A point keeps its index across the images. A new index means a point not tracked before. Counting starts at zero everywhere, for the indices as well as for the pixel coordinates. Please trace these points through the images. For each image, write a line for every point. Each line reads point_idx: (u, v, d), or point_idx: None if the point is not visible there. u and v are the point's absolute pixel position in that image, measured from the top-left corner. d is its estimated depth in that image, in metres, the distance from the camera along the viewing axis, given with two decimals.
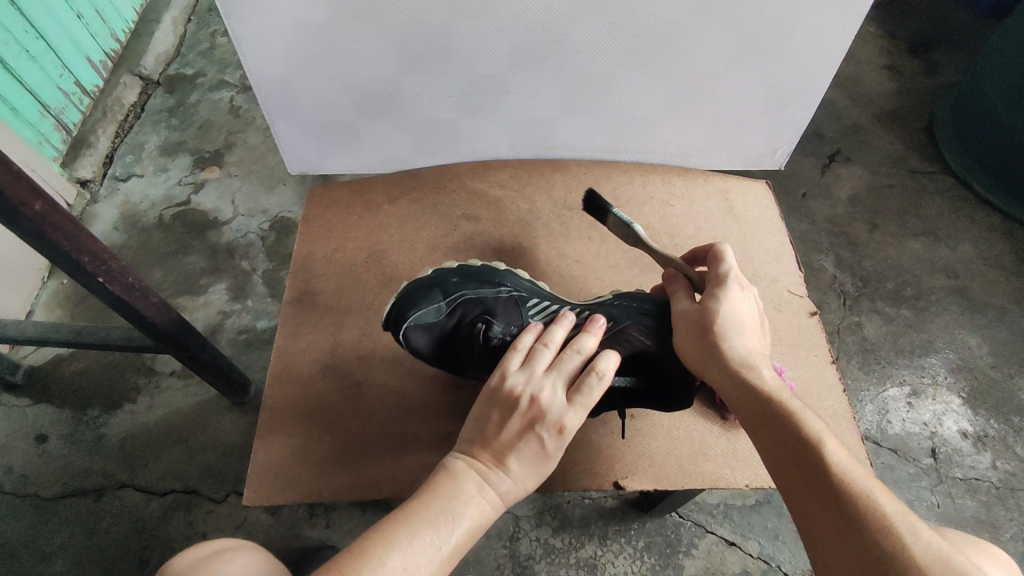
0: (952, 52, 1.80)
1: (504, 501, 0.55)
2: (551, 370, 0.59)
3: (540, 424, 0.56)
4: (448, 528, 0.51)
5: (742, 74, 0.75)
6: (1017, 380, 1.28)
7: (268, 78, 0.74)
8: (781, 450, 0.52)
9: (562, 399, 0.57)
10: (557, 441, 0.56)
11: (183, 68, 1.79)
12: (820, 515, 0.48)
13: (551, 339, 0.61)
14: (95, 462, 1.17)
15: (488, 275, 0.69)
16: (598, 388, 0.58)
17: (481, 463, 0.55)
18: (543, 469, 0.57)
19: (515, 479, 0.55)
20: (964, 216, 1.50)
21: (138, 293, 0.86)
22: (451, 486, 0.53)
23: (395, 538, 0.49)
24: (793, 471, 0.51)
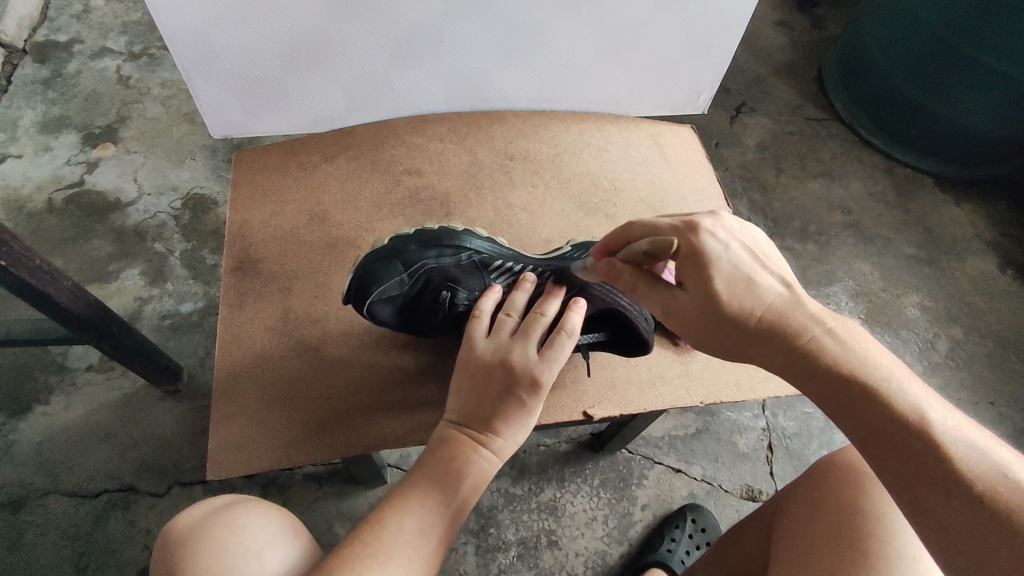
0: (834, 7, 1.95)
1: (500, 456, 0.59)
2: (519, 335, 0.61)
3: (517, 387, 0.59)
4: (452, 486, 0.57)
5: (665, 19, 0.78)
6: (903, 299, 1.45)
7: (181, 29, 0.68)
8: (849, 393, 0.49)
9: (534, 356, 0.60)
10: (536, 398, 0.59)
11: (53, 34, 1.59)
12: (884, 441, 0.47)
13: (512, 309, 0.63)
14: (9, 472, 1.07)
15: (447, 238, 0.65)
16: (568, 345, 0.60)
17: (471, 430, 0.59)
18: (531, 422, 0.61)
19: (504, 437, 0.58)
20: (854, 156, 1.66)
21: (47, 277, 0.78)
22: (447, 450, 0.58)
23: (407, 505, 0.55)
24: (864, 411, 0.48)
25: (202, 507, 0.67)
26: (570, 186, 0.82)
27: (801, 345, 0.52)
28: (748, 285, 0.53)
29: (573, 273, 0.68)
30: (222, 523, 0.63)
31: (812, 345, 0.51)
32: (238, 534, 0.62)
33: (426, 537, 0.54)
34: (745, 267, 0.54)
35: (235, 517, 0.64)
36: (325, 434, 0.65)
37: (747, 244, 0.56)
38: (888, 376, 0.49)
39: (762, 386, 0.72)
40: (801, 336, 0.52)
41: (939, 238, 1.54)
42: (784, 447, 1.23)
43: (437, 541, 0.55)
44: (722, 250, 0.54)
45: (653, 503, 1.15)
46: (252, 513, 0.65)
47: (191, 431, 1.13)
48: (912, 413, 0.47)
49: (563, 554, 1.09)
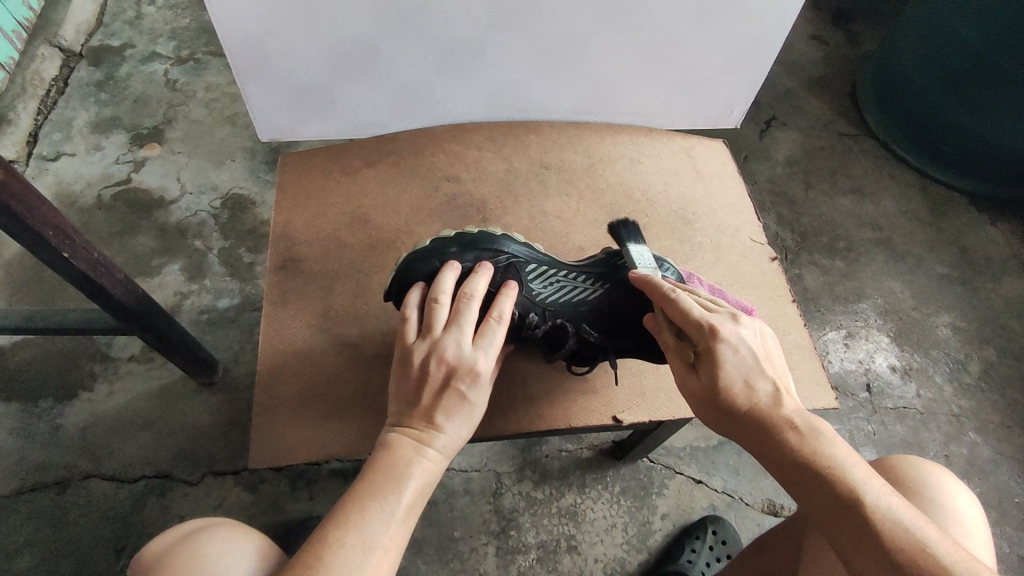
0: (869, 23, 1.94)
1: (445, 456, 0.55)
2: (450, 326, 0.59)
3: (455, 377, 0.56)
4: (395, 493, 0.51)
5: (703, 35, 0.80)
6: (934, 318, 1.43)
7: (239, 38, 0.72)
8: (816, 488, 0.51)
9: (468, 346, 0.58)
10: (477, 385, 0.57)
11: (107, 39, 1.67)
12: (851, 537, 0.48)
13: (440, 295, 0.61)
14: (53, 455, 1.11)
15: (486, 241, 0.67)
16: (498, 330, 0.60)
17: (413, 428, 0.55)
18: (474, 416, 0.57)
19: (448, 432, 0.55)
20: (886, 173, 1.65)
21: (102, 269, 0.82)
22: (388, 456, 0.53)
23: (348, 518, 0.49)
24: (832, 507, 0.50)
25: (168, 540, 0.63)
26: (603, 196, 0.84)
27: (775, 440, 0.54)
28: (745, 390, 0.56)
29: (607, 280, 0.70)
30: (186, 553, 0.59)
31: (781, 439, 0.54)
32: (200, 567, 0.57)
33: (368, 551, 0.48)
34: (750, 369, 0.57)
35: (197, 546, 0.60)
36: (360, 428, 0.68)
37: (754, 350, 0.58)
38: (851, 476, 0.50)
39: None
40: (772, 430, 0.54)
41: (973, 257, 1.52)
42: None
43: (383, 555, 0.49)
44: (732, 354, 0.57)
45: (673, 512, 1.15)
46: (215, 537, 0.60)
47: (225, 422, 1.17)
48: (874, 516, 0.48)
49: (582, 560, 1.10)
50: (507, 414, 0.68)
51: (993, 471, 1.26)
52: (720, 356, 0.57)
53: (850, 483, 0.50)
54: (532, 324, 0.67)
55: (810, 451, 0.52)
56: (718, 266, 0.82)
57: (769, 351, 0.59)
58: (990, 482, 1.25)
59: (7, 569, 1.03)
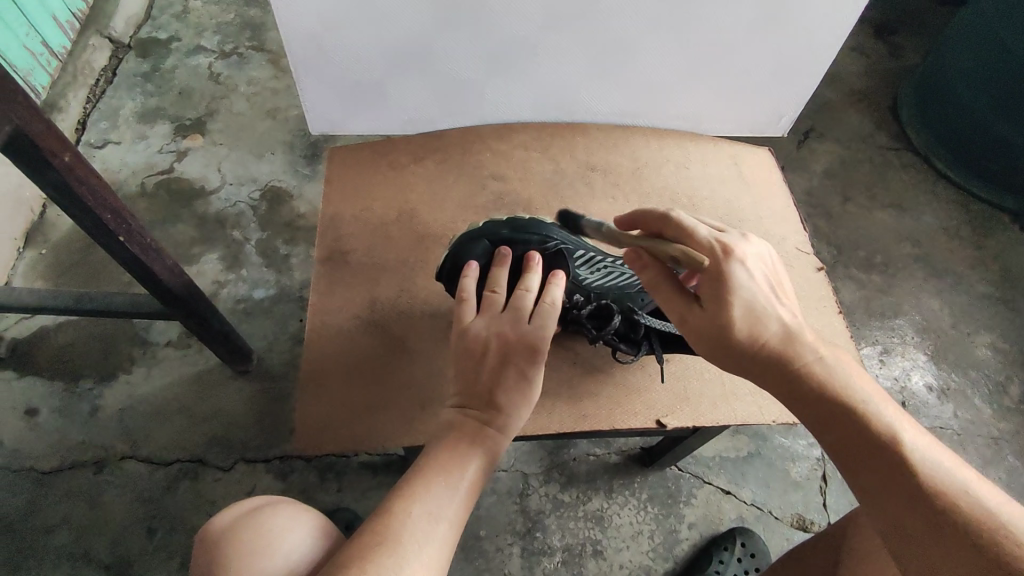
0: (912, 36, 1.91)
1: (505, 436, 0.56)
2: (507, 311, 0.60)
3: (515, 356, 0.57)
4: (459, 470, 0.53)
5: (757, 42, 0.79)
6: (974, 338, 1.40)
7: (299, 32, 0.73)
8: (840, 425, 0.51)
9: (526, 326, 0.59)
10: (534, 365, 0.57)
11: (155, 31, 1.71)
12: (882, 480, 0.48)
13: (496, 285, 0.63)
14: (92, 434, 1.14)
15: (535, 225, 0.68)
16: (552, 316, 0.60)
17: (474, 410, 0.56)
18: (533, 397, 0.58)
19: (509, 411, 0.56)
20: (926, 189, 1.62)
21: (154, 254, 0.84)
22: (451, 436, 0.55)
23: (415, 490, 0.51)
24: (860, 446, 0.50)
25: (231, 512, 0.65)
26: (649, 200, 0.84)
27: (796, 374, 0.54)
28: (758, 320, 0.56)
29: None
30: (250, 526, 0.61)
31: (803, 372, 0.54)
32: (265, 539, 0.60)
33: (435, 522, 0.50)
34: (763, 300, 0.57)
35: (262, 519, 0.62)
36: (407, 419, 0.68)
37: (766, 277, 0.59)
38: (879, 416, 0.51)
39: None
40: (796, 361, 0.55)
41: (1015, 277, 1.49)
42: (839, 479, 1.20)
43: (449, 527, 0.50)
44: (747, 279, 0.57)
45: (700, 522, 1.14)
46: (279, 513, 0.63)
47: (257, 410, 1.18)
48: (906, 453, 0.48)
49: (607, 565, 1.09)
50: (551, 413, 0.68)
51: None
52: (736, 281, 0.56)
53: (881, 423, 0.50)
54: (576, 304, 0.70)
55: (834, 384, 0.53)
56: None
57: (779, 284, 0.59)
58: None
59: (45, 544, 1.05)
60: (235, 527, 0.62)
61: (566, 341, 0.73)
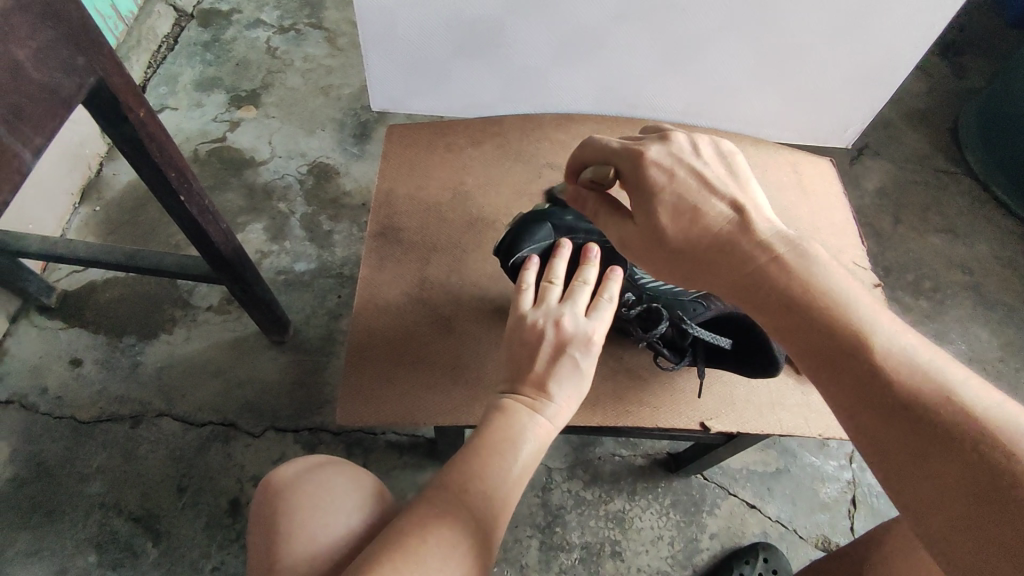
0: (979, 57, 1.85)
1: (555, 423, 0.56)
2: (565, 302, 0.60)
3: (570, 347, 0.57)
4: (510, 452, 0.54)
5: (835, 49, 0.77)
6: (1022, 373, 1.35)
7: (372, 8, 0.74)
8: (802, 315, 0.49)
9: (583, 319, 0.59)
10: (587, 357, 0.58)
11: (217, 3, 1.74)
12: (845, 375, 0.46)
13: (554, 275, 0.61)
14: (131, 389, 1.17)
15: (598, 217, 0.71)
16: (607, 311, 0.60)
17: (526, 396, 0.56)
18: (584, 389, 0.58)
19: (561, 400, 0.56)
20: (982, 216, 1.57)
21: (211, 216, 0.85)
22: (502, 419, 0.55)
23: (467, 469, 0.52)
24: (824, 337, 0.48)
25: (295, 464, 0.67)
26: None
27: (755, 267, 0.53)
28: (692, 214, 0.56)
29: None
30: (315, 482, 0.63)
31: (758, 265, 0.52)
32: (329, 498, 0.61)
33: (487, 500, 0.51)
34: (690, 194, 0.56)
35: (327, 479, 0.63)
36: (448, 397, 0.68)
37: (693, 167, 0.58)
38: (850, 306, 0.48)
39: None
40: (750, 259, 0.53)
41: None
42: (869, 504, 1.17)
43: (501, 506, 0.52)
44: (666, 176, 0.57)
45: (722, 533, 1.13)
46: (343, 475, 0.64)
47: (291, 381, 1.20)
48: (880, 353, 0.45)
49: (625, 567, 1.08)
50: (594, 405, 0.67)
51: None
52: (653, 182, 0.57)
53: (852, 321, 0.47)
54: (626, 303, 0.67)
55: (796, 274, 0.51)
56: None
57: (714, 174, 0.58)
58: None
59: (79, 491, 1.08)
60: (299, 479, 0.64)
61: (613, 335, 0.73)
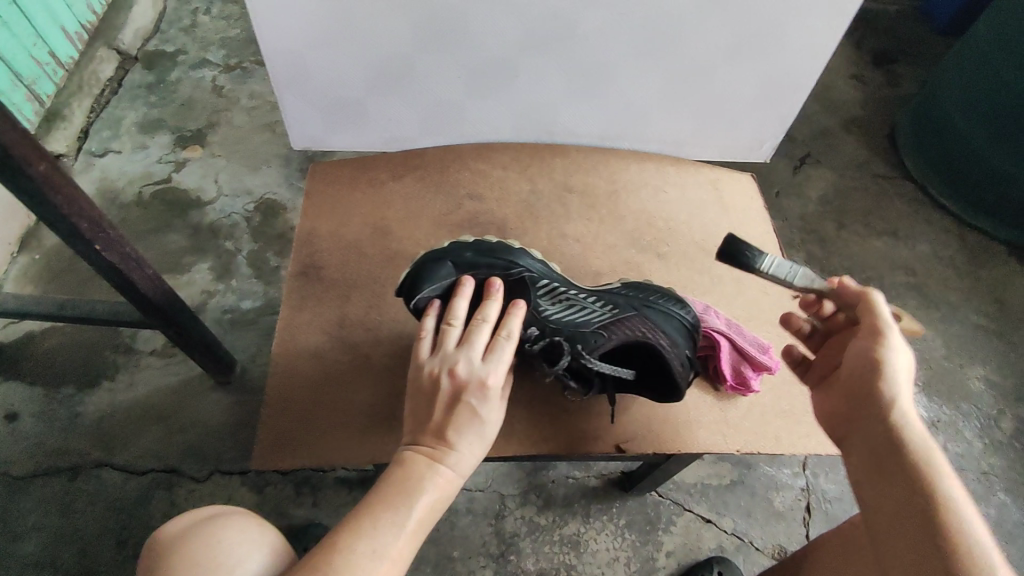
0: (912, 65, 1.91)
1: (457, 473, 0.55)
2: (461, 345, 0.60)
3: (467, 394, 0.58)
4: (406, 505, 0.52)
5: (739, 69, 0.79)
6: (967, 370, 1.38)
7: (279, 50, 0.74)
8: (884, 448, 0.56)
9: (479, 363, 0.59)
10: (486, 402, 0.58)
11: (162, 45, 1.75)
12: (897, 506, 0.52)
13: (453, 317, 0.62)
14: (70, 441, 1.14)
15: (501, 252, 0.69)
16: (507, 349, 0.61)
17: (426, 446, 0.56)
18: (487, 436, 0.58)
19: (461, 448, 0.56)
20: (922, 218, 1.61)
21: (133, 263, 0.85)
22: (401, 471, 0.54)
23: (359, 528, 0.51)
24: (893, 465, 0.54)
25: (189, 517, 0.66)
26: (624, 223, 0.83)
27: (873, 408, 0.58)
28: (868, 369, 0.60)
29: (616, 304, 0.68)
30: (201, 535, 0.62)
31: (874, 407, 0.58)
32: (212, 550, 0.60)
33: (377, 559, 0.49)
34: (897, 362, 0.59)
35: (215, 531, 0.62)
36: (365, 437, 0.68)
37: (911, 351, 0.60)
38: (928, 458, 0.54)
39: (805, 444, 0.70)
40: (875, 401, 0.58)
41: (1012, 310, 1.47)
42: (823, 511, 1.18)
43: (391, 565, 0.50)
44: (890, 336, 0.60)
45: (678, 551, 1.12)
46: (233, 526, 0.63)
47: (237, 422, 1.18)
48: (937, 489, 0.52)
49: None
50: (511, 436, 0.66)
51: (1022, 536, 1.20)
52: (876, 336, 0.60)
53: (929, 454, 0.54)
54: (529, 338, 0.65)
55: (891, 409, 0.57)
56: (736, 300, 0.80)
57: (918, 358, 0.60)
58: (1018, 548, 1.19)
59: (14, 551, 1.05)
60: (187, 532, 0.63)
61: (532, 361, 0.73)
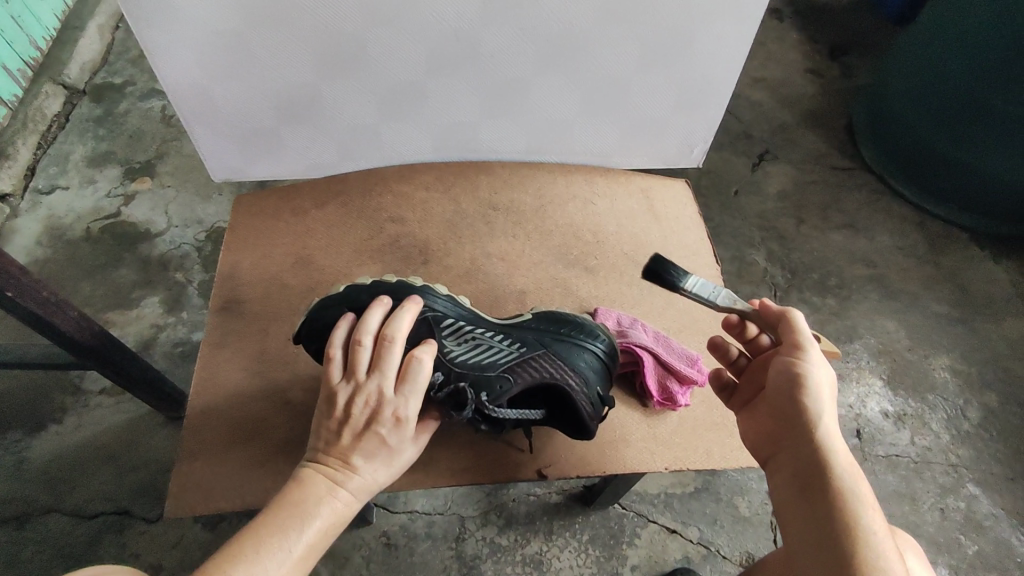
0: (866, 56, 1.91)
1: (356, 498, 0.54)
2: (372, 367, 0.58)
3: (377, 422, 0.56)
4: (297, 527, 0.51)
5: (652, 78, 0.79)
6: (931, 360, 1.37)
7: (183, 86, 0.74)
8: (808, 474, 0.55)
9: (391, 390, 0.57)
10: (397, 434, 0.57)
11: (110, 76, 1.73)
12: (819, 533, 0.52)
13: (365, 334, 0.60)
14: (17, 488, 1.12)
15: (404, 291, 0.67)
16: (420, 370, 0.58)
17: (327, 467, 0.55)
18: (393, 464, 0.57)
19: (363, 475, 0.55)
20: (881, 208, 1.60)
21: (53, 307, 0.83)
22: (296, 493, 0.53)
23: (242, 552, 0.48)
24: (815, 494, 0.54)
25: None
26: (551, 238, 0.82)
27: (800, 431, 0.56)
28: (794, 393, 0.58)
29: (525, 340, 0.67)
30: None
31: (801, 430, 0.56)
32: None
33: None
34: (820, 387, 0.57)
35: None
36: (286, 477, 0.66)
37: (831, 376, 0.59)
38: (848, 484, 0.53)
39: (736, 456, 0.68)
40: (802, 425, 0.56)
41: (974, 297, 1.47)
42: None
43: None
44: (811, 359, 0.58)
45: (643, 564, 1.10)
46: None
47: None
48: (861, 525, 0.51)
49: None
50: (433, 466, 0.66)
51: (993, 527, 1.18)
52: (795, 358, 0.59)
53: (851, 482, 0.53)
54: (434, 386, 0.61)
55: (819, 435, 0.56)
56: (667, 311, 0.79)
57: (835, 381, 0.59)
58: (988, 540, 1.17)
59: None
60: None
61: None
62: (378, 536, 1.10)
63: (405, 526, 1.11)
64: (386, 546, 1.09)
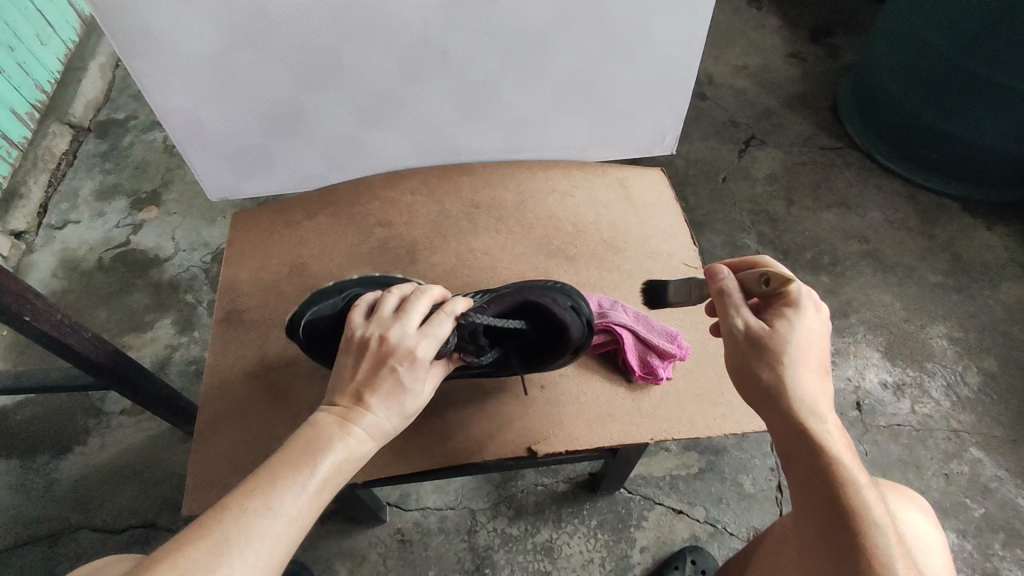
0: (847, 37, 1.94)
1: (367, 435, 0.56)
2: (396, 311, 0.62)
3: (392, 358, 0.59)
4: (309, 466, 0.52)
5: (617, 70, 0.84)
6: (929, 329, 1.38)
7: (173, 111, 0.79)
8: (801, 447, 0.56)
9: (412, 330, 0.60)
10: (412, 371, 0.59)
11: (114, 113, 1.80)
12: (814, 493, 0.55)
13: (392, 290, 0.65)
14: (47, 508, 1.17)
15: (380, 278, 0.76)
16: (419, 298, 0.63)
17: (341, 407, 0.57)
18: (407, 401, 0.59)
19: (374, 411, 0.57)
20: (870, 184, 1.62)
21: (68, 329, 0.88)
22: (310, 431, 0.55)
23: (257, 485, 0.50)
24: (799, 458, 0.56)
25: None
26: (533, 231, 0.86)
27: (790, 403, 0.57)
28: (763, 357, 0.59)
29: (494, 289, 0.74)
30: None
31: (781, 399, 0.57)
32: None
33: (272, 516, 0.48)
34: (801, 359, 0.58)
35: None
36: None
37: (818, 350, 0.59)
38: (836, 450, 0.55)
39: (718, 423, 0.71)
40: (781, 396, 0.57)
41: (968, 264, 1.48)
42: None
43: (288, 523, 0.49)
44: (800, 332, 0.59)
45: (652, 545, 1.12)
46: None
47: None
48: (852, 495, 0.54)
49: None
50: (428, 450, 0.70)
51: (999, 489, 1.19)
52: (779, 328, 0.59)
53: (818, 435, 0.56)
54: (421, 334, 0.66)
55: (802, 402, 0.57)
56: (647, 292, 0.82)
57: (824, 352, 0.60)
58: (995, 502, 1.18)
59: None
60: None
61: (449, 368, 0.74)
62: (392, 533, 1.14)
63: (418, 522, 1.15)
64: (401, 543, 1.13)
